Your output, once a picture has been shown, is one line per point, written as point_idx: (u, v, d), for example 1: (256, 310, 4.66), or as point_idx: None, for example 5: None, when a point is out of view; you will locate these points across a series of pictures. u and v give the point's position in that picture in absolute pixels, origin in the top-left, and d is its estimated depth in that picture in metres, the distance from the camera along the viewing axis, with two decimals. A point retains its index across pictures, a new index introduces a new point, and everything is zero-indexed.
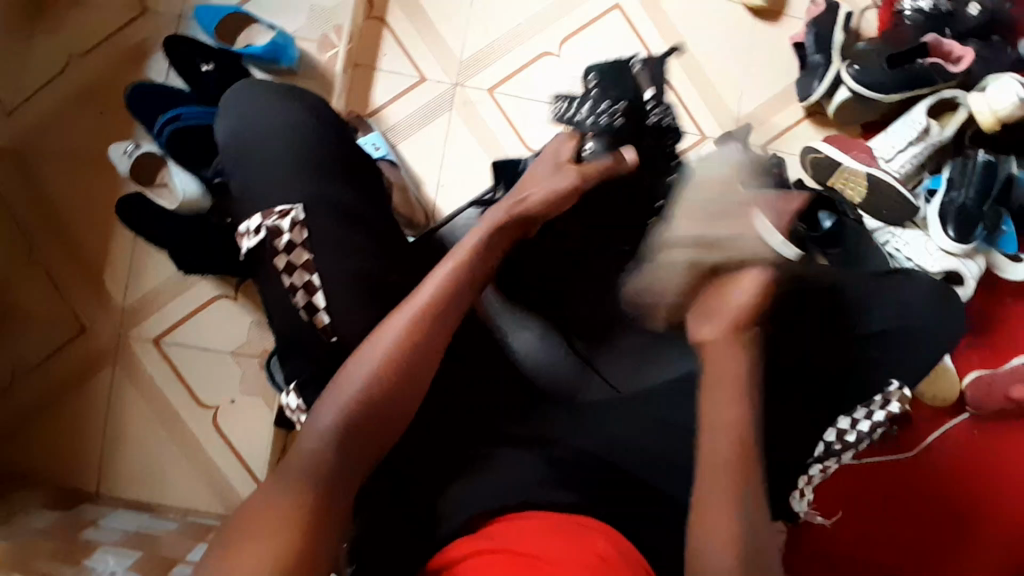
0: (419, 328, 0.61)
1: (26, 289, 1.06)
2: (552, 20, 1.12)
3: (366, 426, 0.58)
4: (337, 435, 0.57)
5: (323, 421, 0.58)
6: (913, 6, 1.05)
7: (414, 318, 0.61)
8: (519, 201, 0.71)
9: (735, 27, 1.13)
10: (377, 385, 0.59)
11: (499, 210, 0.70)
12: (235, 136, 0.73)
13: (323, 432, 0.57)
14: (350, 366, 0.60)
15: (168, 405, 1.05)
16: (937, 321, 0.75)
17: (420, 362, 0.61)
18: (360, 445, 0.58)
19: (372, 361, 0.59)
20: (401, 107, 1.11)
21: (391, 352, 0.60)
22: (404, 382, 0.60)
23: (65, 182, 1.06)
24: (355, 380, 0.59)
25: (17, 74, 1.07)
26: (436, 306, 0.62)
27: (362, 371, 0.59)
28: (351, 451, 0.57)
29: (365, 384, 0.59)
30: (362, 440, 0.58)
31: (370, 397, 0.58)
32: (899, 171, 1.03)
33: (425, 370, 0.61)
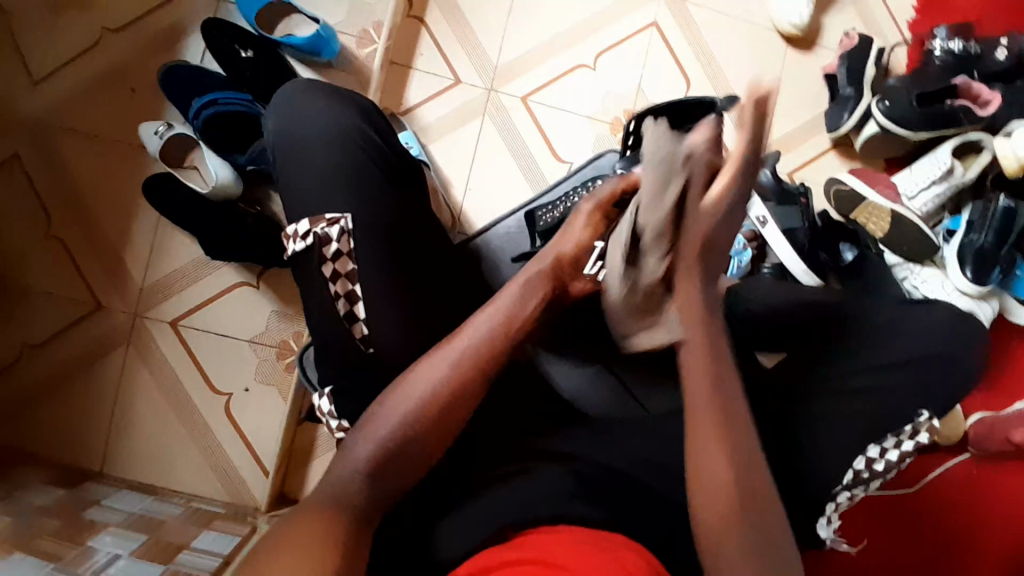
0: (463, 372, 0.61)
1: (43, 262, 1.05)
2: (589, 34, 1.13)
3: (408, 458, 0.59)
4: (371, 478, 0.57)
5: (352, 470, 0.57)
6: (943, 48, 1.07)
7: (457, 361, 0.61)
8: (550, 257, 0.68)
9: (769, 55, 1.14)
10: (420, 421, 0.59)
11: (509, 294, 0.66)
12: (283, 133, 0.73)
13: (357, 469, 0.57)
14: (380, 413, 0.60)
15: (180, 388, 1.04)
16: (954, 376, 0.78)
17: (463, 403, 0.61)
18: (400, 463, 0.59)
19: (415, 396, 0.60)
20: (434, 108, 1.11)
21: (435, 388, 0.60)
22: (437, 429, 0.60)
23: (88, 158, 1.05)
24: (384, 427, 0.59)
25: (47, 45, 1.06)
26: (463, 371, 0.61)
27: (403, 404, 0.60)
28: (386, 484, 0.58)
29: (394, 433, 0.58)
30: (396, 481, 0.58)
31: (405, 445, 0.59)
32: (920, 209, 1.06)
33: (468, 404, 0.61)
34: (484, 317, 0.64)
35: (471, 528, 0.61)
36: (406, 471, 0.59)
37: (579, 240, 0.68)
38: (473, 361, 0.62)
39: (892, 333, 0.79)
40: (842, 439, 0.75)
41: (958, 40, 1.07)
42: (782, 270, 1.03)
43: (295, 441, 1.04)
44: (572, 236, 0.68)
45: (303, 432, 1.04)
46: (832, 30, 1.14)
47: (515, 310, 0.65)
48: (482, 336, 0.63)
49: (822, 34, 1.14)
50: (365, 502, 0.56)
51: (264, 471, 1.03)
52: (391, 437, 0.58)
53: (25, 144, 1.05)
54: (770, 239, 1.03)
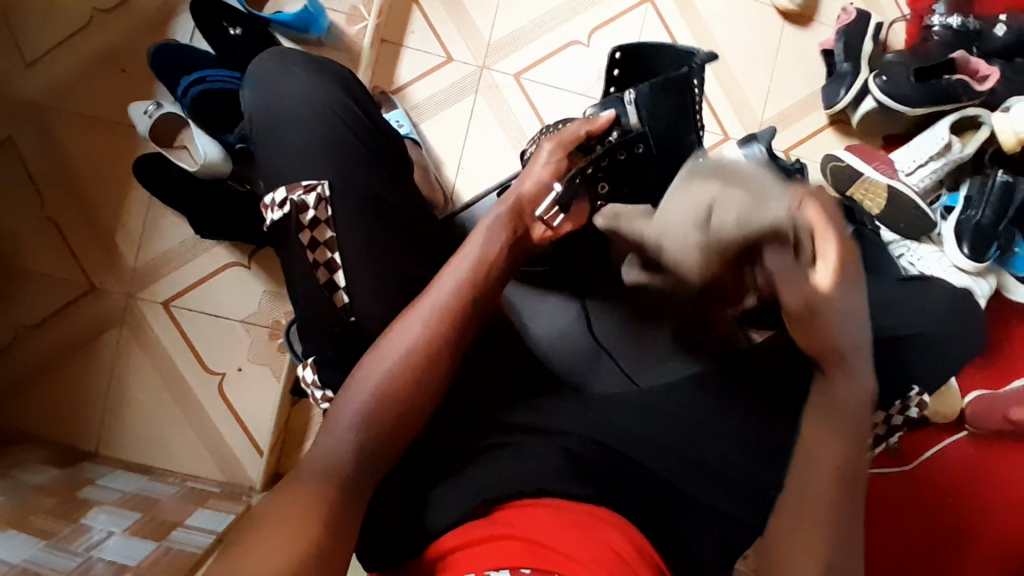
0: (434, 333, 0.61)
1: (37, 244, 1.04)
2: (582, 10, 1.12)
3: (389, 425, 0.58)
4: (353, 450, 0.56)
5: (335, 440, 0.57)
6: (942, 23, 1.06)
7: (430, 322, 0.61)
8: (515, 201, 0.73)
9: (765, 30, 1.13)
10: (398, 386, 0.59)
11: (473, 251, 0.67)
12: (265, 105, 0.72)
13: (343, 437, 0.57)
14: (360, 381, 0.59)
15: (174, 369, 1.04)
16: (945, 342, 0.77)
17: (438, 367, 0.60)
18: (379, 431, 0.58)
19: (391, 359, 0.59)
20: (425, 86, 1.10)
21: (409, 351, 0.60)
22: (416, 394, 0.59)
23: (79, 138, 1.05)
24: (364, 394, 0.58)
25: (38, 25, 1.05)
26: (438, 329, 0.61)
27: (378, 369, 0.59)
28: (370, 455, 0.57)
29: (374, 399, 0.58)
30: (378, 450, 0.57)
31: (385, 411, 0.58)
32: (918, 184, 1.05)
33: (443, 367, 0.61)
34: (450, 275, 0.64)
35: (452, 501, 0.61)
36: (390, 443, 0.58)
37: (540, 180, 0.74)
38: (444, 321, 0.62)
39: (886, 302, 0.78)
40: None
41: (957, 16, 1.05)
42: None
43: (289, 421, 1.05)
44: (534, 178, 0.74)
45: (299, 410, 1.05)
46: (830, 5, 1.12)
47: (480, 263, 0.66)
48: (453, 290, 0.63)
49: (819, 9, 1.12)
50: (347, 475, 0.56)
51: (259, 451, 1.04)
52: (370, 404, 0.58)
53: (16, 125, 1.04)
54: None
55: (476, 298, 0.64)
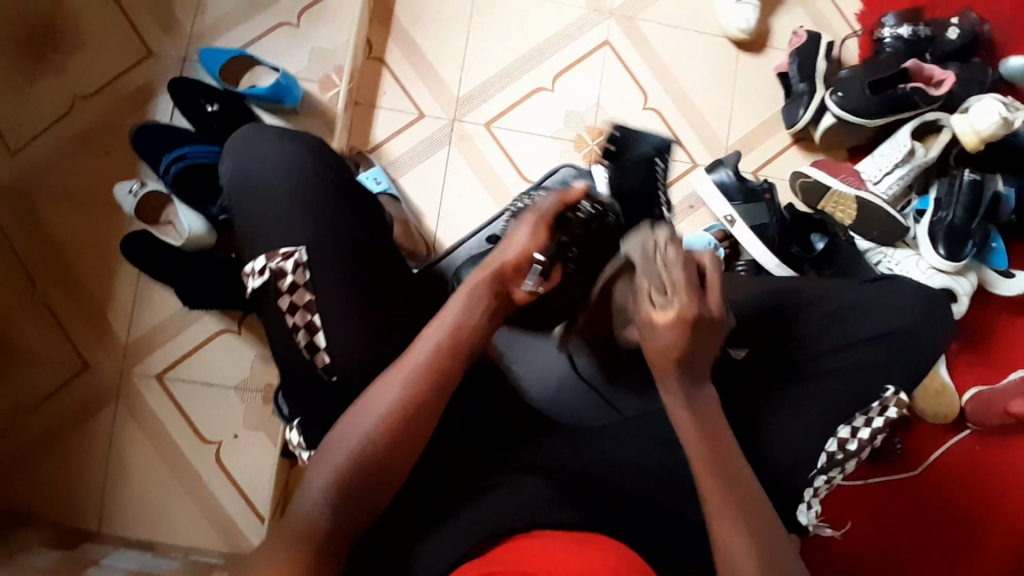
0: (410, 395, 0.60)
1: (27, 327, 1.06)
2: (544, 58, 1.16)
3: (371, 484, 0.59)
4: (333, 508, 0.57)
5: (312, 499, 0.57)
6: (892, 34, 1.10)
7: (405, 386, 0.61)
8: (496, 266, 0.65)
9: (721, 60, 1.17)
10: (377, 443, 0.59)
11: (455, 305, 0.64)
12: (242, 177, 0.75)
13: (322, 496, 0.57)
14: (339, 440, 0.60)
15: (171, 441, 1.05)
16: (923, 350, 0.79)
17: (420, 422, 0.60)
18: (368, 494, 0.59)
19: (371, 417, 0.60)
20: (400, 142, 1.14)
21: (383, 414, 0.60)
22: (397, 450, 0.60)
23: (67, 221, 1.08)
24: (342, 452, 0.59)
25: (23, 115, 1.09)
26: (418, 386, 0.61)
27: (354, 436, 0.59)
28: (352, 512, 0.58)
29: (353, 458, 0.58)
30: (361, 506, 0.58)
31: (365, 469, 0.58)
32: (886, 193, 1.07)
33: (424, 423, 0.61)
34: (427, 336, 0.63)
35: (447, 545, 0.61)
36: (374, 494, 0.59)
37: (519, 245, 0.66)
38: (418, 383, 0.61)
39: (865, 315, 0.80)
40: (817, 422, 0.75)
41: (907, 26, 1.09)
42: (756, 266, 1.06)
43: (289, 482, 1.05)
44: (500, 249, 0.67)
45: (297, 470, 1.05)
46: (780, 30, 1.17)
47: (459, 327, 0.64)
48: (432, 348, 0.62)
49: (770, 35, 1.17)
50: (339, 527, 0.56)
51: (259, 517, 1.04)
52: (348, 462, 0.58)
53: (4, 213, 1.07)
54: (740, 236, 1.06)
55: (457, 353, 0.63)
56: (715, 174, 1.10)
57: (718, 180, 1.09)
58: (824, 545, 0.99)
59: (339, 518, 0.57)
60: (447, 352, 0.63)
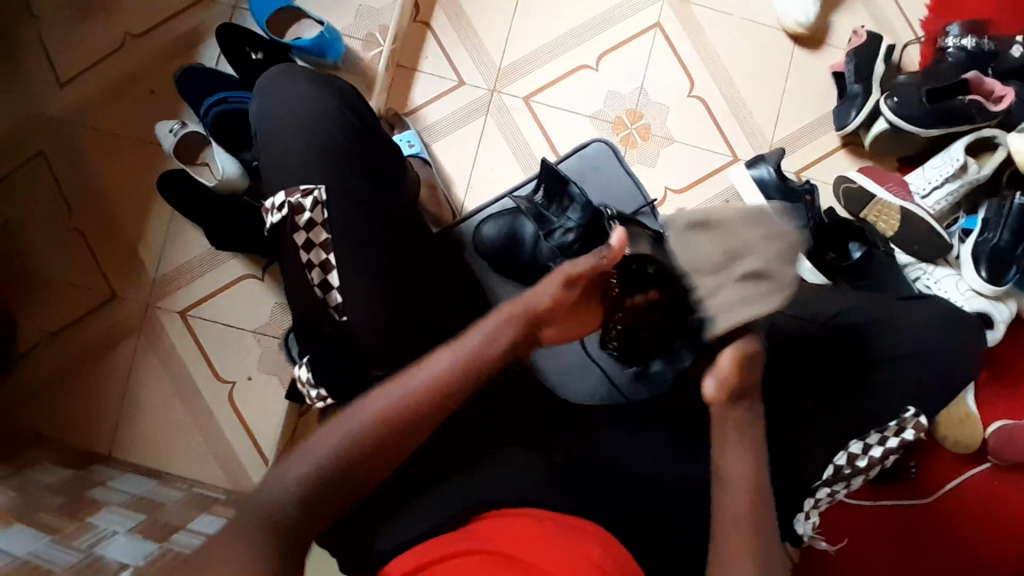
0: (408, 410, 0.60)
1: (64, 252, 1.10)
2: (590, 36, 1.14)
3: (340, 485, 0.58)
4: (297, 496, 0.57)
5: (278, 486, 0.57)
6: (956, 45, 1.05)
7: (412, 393, 0.60)
8: (526, 308, 0.68)
9: (774, 54, 1.13)
10: (359, 448, 0.58)
11: (477, 338, 0.65)
12: (268, 117, 0.76)
13: (290, 484, 0.57)
14: (321, 438, 0.59)
15: (187, 378, 1.08)
16: (945, 371, 0.76)
17: (405, 435, 0.60)
18: (333, 490, 0.58)
19: (359, 420, 0.59)
20: (437, 108, 1.13)
21: (380, 414, 0.59)
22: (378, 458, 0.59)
23: (109, 156, 1.11)
24: (321, 451, 0.58)
25: (78, 48, 1.12)
26: (416, 402, 0.60)
27: (336, 437, 0.59)
28: (318, 505, 0.58)
29: (330, 457, 0.58)
30: (321, 501, 0.58)
31: (339, 471, 0.58)
32: (933, 208, 1.02)
33: (421, 431, 0.60)
34: (447, 351, 0.64)
35: (433, 510, 0.61)
36: (338, 490, 0.58)
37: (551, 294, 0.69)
38: (408, 406, 0.60)
39: (887, 330, 0.77)
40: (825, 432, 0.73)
41: (971, 36, 1.04)
42: None
43: (297, 430, 1.09)
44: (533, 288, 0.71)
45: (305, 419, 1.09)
46: (839, 28, 1.12)
47: (479, 355, 0.64)
48: (443, 369, 0.62)
49: (828, 32, 1.12)
50: (307, 505, 0.57)
51: (264, 459, 1.06)
52: (324, 458, 0.58)
53: (50, 141, 1.11)
54: None
55: (480, 369, 0.63)
56: (754, 169, 1.06)
57: (757, 176, 1.05)
58: (819, 556, 1.00)
59: (305, 507, 0.57)
60: (452, 384, 0.62)
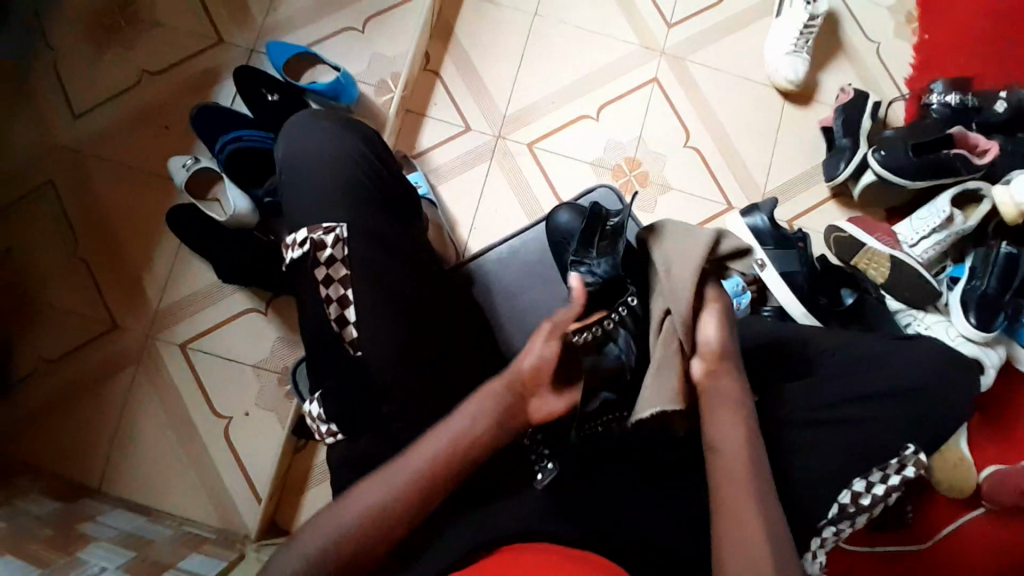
0: (412, 482, 0.57)
1: (68, 282, 1.10)
2: (593, 87, 1.20)
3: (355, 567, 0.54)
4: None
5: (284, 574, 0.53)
6: (940, 101, 1.10)
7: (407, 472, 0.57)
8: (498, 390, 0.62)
9: (767, 108, 1.19)
10: (369, 526, 0.55)
11: (462, 419, 0.60)
12: (292, 159, 0.78)
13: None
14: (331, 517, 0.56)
15: (183, 410, 1.07)
16: (943, 413, 0.77)
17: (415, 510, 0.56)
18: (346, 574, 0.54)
19: (369, 497, 0.56)
20: (445, 151, 1.17)
21: (373, 503, 0.56)
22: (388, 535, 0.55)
23: (119, 187, 1.13)
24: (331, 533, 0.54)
25: (95, 84, 1.16)
26: (421, 473, 0.57)
27: (345, 519, 0.55)
28: None
29: (341, 538, 0.54)
30: None
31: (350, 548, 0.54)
32: (921, 256, 1.06)
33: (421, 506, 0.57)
34: (436, 434, 0.60)
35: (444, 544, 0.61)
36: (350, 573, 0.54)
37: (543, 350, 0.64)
38: (418, 476, 0.57)
39: (887, 369, 0.79)
40: (823, 469, 0.75)
41: (954, 93, 1.09)
42: (782, 313, 1.05)
43: (291, 468, 1.06)
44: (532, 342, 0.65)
45: (300, 458, 1.07)
46: (827, 86, 1.19)
47: (468, 429, 0.60)
48: (440, 444, 0.59)
49: (817, 90, 1.19)
50: None
51: (257, 499, 1.05)
52: (334, 540, 0.54)
53: (61, 171, 1.13)
54: (769, 282, 1.05)
55: (474, 452, 0.59)
56: (749, 218, 1.08)
57: (752, 224, 1.07)
58: None
59: None
60: (444, 454, 0.58)
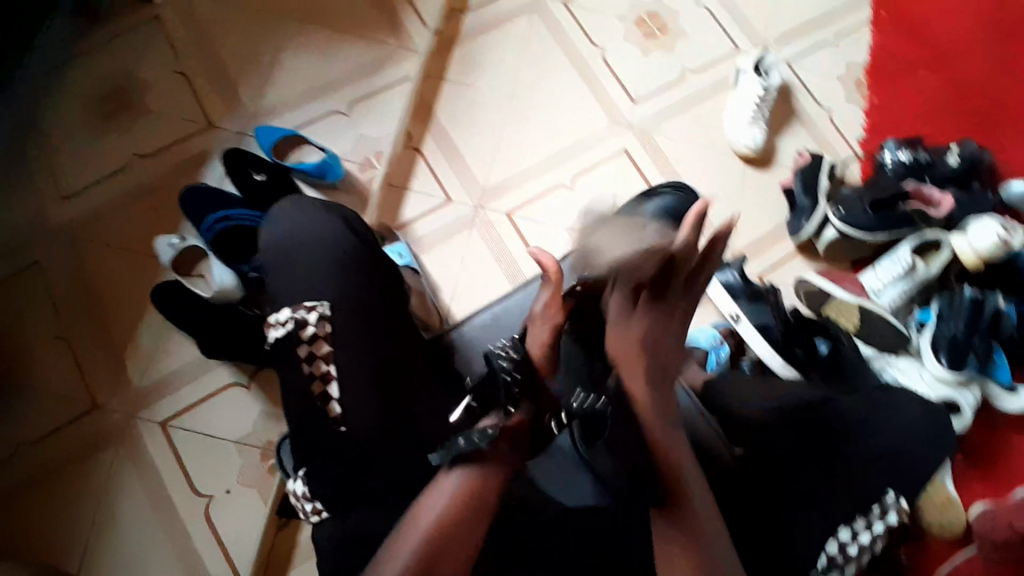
0: (426, 553, 0.62)
1: (47, 362, 1.09)
2: (567, 159, 1.26)
3: None
4: None
5: None
6: (892, 158, 1.18)
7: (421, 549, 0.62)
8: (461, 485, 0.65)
9: (731, 172, 1.26)
10: None
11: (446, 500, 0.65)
12: (276, 241, 0.81)
13: None
14: None
15: (162, 491, 1.04)
16: (913, 463, 0.81)
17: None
18: None
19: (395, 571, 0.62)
20: (428, 222, 1.21)
21: (410, 563, 0.61)
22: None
23: (103, 266, 1.14)
24: None
25: (84, 169, 1.19)
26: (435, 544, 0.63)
27: None
28: None
29: None
30: None
31: None
32: (889, 303, 1.10)
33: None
34: (428, 504, 0.65)
35: None
36: None
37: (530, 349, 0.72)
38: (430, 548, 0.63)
39: (869, 428, 0.82)
40: (808, 515, 0.75)
41: (906, 150, 1.17)
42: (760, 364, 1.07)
43: (273, 548, 1.02)
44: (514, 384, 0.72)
45: (283, 536, 1.03)
46: (785, 150, 1.27)
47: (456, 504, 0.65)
48: (438, 519, 0.64)
49: (776, 153, 1.27)
50: None
51: None
52: None
53: (47, 252, 1.14)
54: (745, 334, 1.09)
55: (479, 493, 0.66)
56: (721, 274, 1.13)
57: (724, 280, 1.12)
58: None
59: None
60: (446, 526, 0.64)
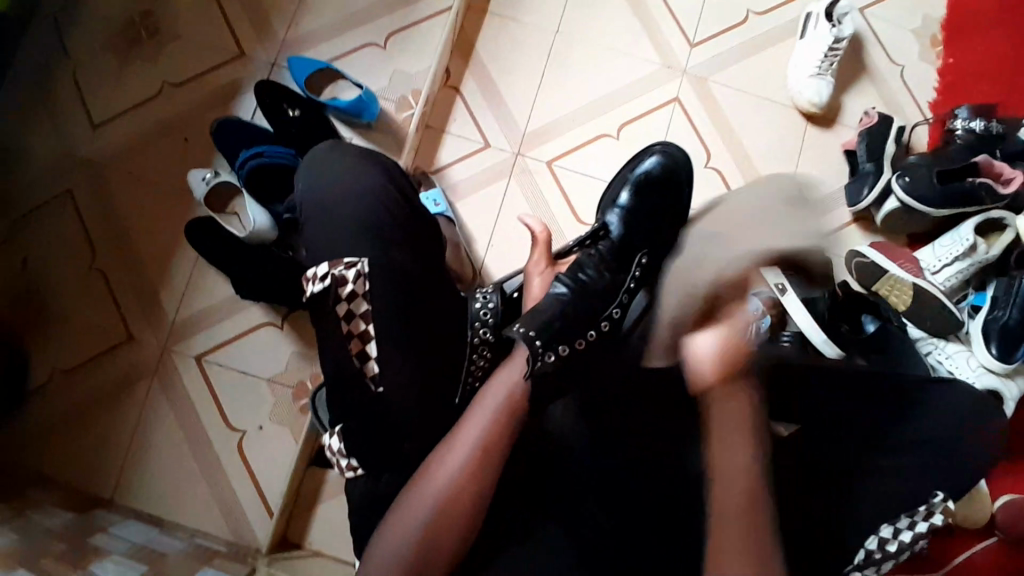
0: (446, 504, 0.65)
1: (84, 291, 1.11)
2: (612, 106, 1.19)
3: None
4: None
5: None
6: (964, 126, 1.08)
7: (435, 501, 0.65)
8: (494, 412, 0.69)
9: (789, 130, 1.18)
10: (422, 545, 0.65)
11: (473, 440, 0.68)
12: (312, 187, 0.79)
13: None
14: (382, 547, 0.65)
15: (197, 422, 1.07)
16: (964, 456, 0.77)
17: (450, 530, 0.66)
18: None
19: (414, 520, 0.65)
20: (464, 168, 1.17)
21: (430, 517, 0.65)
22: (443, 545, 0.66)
23: (135, 199, 1.13)
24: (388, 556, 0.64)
25: (115, 95, 1.16)
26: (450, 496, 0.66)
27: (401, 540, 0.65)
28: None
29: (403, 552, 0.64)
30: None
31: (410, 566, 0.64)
32: (942, 284, 1.05)
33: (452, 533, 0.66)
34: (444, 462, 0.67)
35: None
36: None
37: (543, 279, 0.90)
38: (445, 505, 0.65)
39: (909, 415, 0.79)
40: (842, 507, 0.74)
41: (980, 120, 1.07)
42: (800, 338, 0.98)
43: (302, 485, 1.06)
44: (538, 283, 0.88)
45: (311, 475, 1.06)
46: (850, 109, 1.18)
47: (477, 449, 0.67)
48: (456, 470, 0.66)
49: (840, 112, 1.18)
50: None
51: (270, 513, 1.05)
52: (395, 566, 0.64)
53: (80, 181, 1.13)
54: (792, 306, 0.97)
55: (496, 448, 0.68)
56: None
57: None
58: None
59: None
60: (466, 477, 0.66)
